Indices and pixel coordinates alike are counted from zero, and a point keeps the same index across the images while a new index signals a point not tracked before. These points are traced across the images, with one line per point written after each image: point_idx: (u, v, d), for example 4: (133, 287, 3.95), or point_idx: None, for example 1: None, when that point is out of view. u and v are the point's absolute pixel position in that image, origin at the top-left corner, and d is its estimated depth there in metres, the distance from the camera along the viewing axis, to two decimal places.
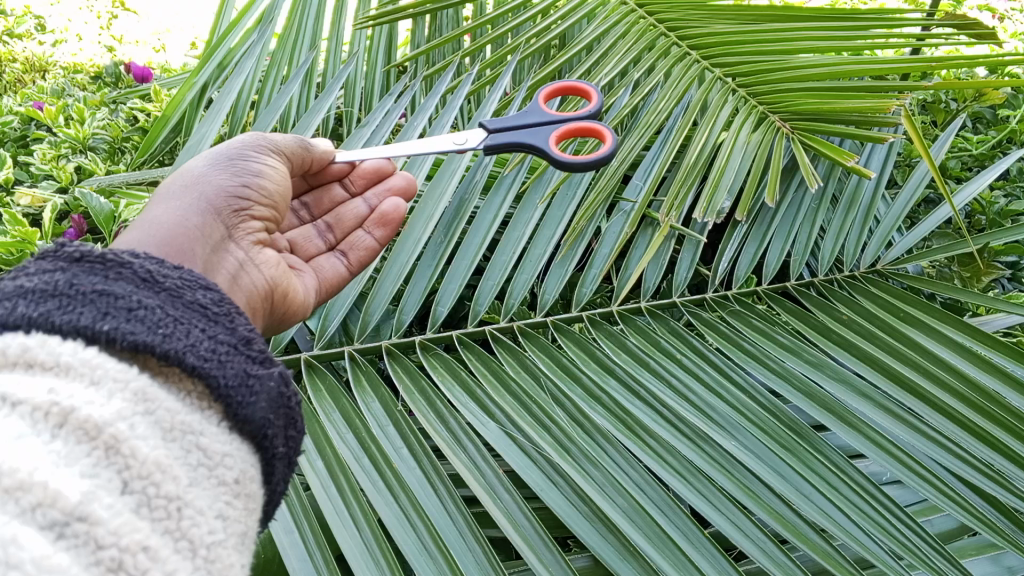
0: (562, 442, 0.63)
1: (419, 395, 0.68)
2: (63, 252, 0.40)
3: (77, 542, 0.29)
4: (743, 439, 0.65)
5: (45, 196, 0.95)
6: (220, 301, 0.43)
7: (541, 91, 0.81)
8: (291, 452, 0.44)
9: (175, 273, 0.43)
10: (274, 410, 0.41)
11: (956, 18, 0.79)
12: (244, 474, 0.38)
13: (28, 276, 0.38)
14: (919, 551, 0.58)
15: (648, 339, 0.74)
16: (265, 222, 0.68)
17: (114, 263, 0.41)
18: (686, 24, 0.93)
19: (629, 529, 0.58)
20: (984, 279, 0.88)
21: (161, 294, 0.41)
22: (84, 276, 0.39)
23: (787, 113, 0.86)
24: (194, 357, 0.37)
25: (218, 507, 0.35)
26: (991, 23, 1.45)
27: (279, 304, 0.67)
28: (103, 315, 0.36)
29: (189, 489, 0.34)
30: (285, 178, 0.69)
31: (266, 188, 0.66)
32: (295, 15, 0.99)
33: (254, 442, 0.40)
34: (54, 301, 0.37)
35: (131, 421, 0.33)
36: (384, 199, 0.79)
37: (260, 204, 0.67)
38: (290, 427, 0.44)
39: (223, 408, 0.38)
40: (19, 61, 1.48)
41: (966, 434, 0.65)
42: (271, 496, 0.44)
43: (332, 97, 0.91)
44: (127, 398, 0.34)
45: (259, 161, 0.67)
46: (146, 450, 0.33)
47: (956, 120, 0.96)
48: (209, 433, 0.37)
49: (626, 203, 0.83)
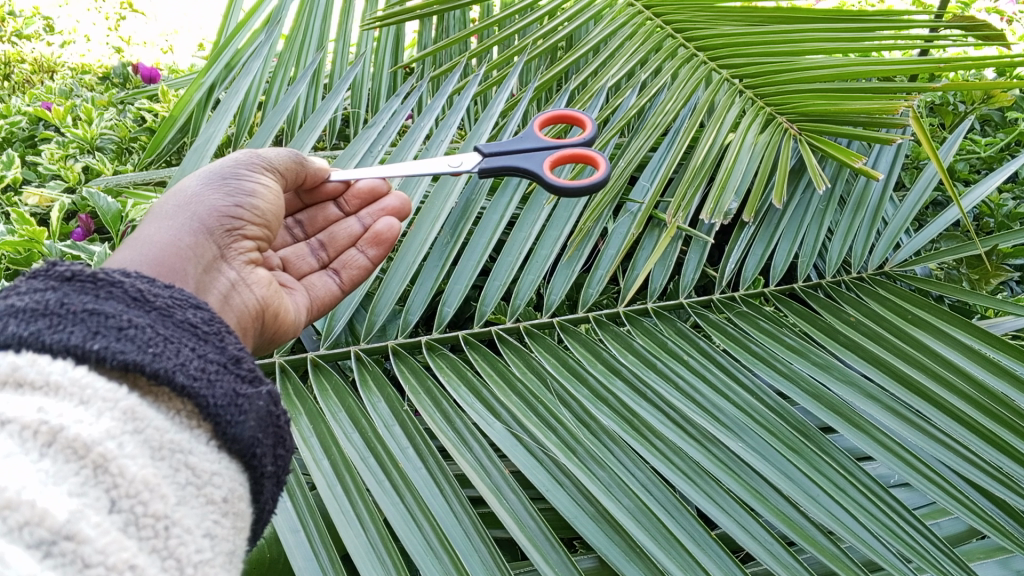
0: (568, 443, 0.63)
1: (424, 395, 0.68)
2: (54, 271, 0.40)
3: (64, 560, 0.29)
4: (751, 441, 0.64)
5: (53, 196, 0.96)
6: (211, 320, 0.43)
7: (535, 118, 0.81)
8: (280, 471, 0.44)
9: (166, 291, 0.43)
10: (263, 429, 0.41)
11: (965, 19, 0.78)
12: (232, 492, 0.38)
13: (19, 296, 0.38)
14: (928, 553, 0.57)
15: (655, 340, 0.74)
16: (257, 240, 0.67)
17: (105, 282, 0.41)
18: (692, 25, 0.92)
19: (636, 530, 0.58)
20: (993, 281, 0.87)
21: (152, 313, 0.40)
22: (76, 294, 0.39)
23: (794, 114, 0.86)
24: (184, 377, 0.37)
25: (206, 526, 0.35)
26: (1000, 24, 1.45)
27: (270, 323, 0.67)
28: (93, 334, 0.36)
29: (177, 508, 0.34)
30: (278, 197, 0.69)
31: (260, 208, 0.66)
32: (303, 15, 0.99)
33: (243, 461, 0.40)
34: (44, 320, 0.37)
35: (120, 439, 0.34)
36: (378, 219, 0.78)
37: (254, 223, 0.66)
38: (279, 445, 0.43)
39: (213, 427, 0.38)
40: (28, 62, 1.50)
41: (975, 436, 0.64)
42: (259, 514, 0.44)
43: (339, 97, 0.90)
44: (116, 417, 0.34)
45: (253, 180, 0.66)
46: (134, 469, 0.33)
47: (965, 121, 0.95)
48: (198, 452, 0.37)
49: (633, 204, 0.84)
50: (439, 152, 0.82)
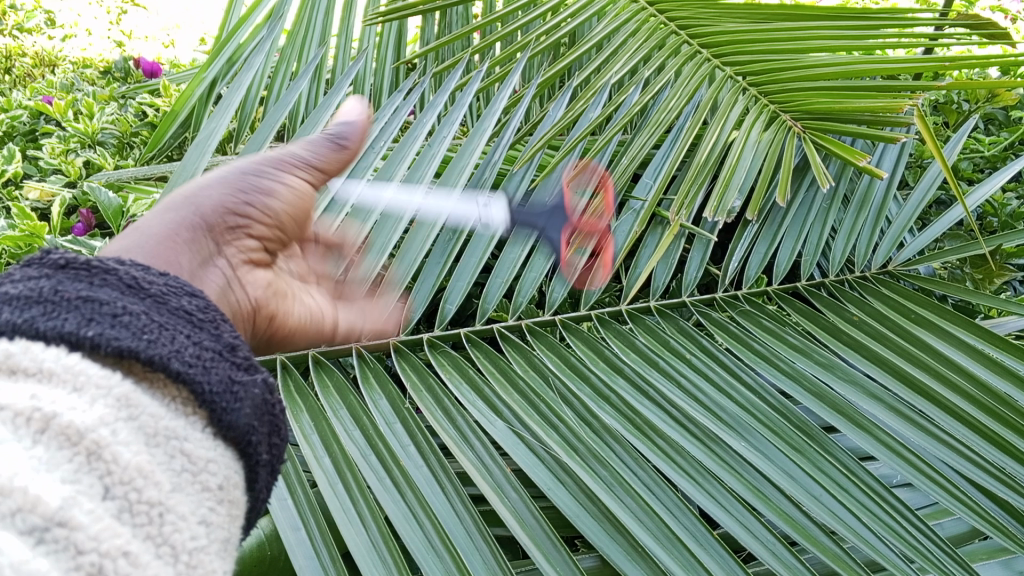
0: (569, 441, 0.63)
1: (425, 392, 0.68)
2: (48, 259, 0.39)
3: (56, 547, 0.29)
4: (754, 440, 0.64)
5: (53, 190, 0.96)
6: (206, 308, 0.42)
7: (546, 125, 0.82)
8: (275, 459, 0.43)
9: (161, 279, 0.42)
10: (258, 416, 0.41)
11: (970, 17, 0.77)
12: (227, 480, 0.38)
13: (11, 283, 0.37)
14: (930, 555, 0.57)
15: (658, 339, 0.74)
16: (264, 240, 0.62)
17: (99, 270, 0.40)
18: (696, 22, 0.91)
19: (639, 529, 0.57)
20: (996, 281, 0.87)
21: (147, 300, 0.40)
22: (70, 282, 0.38)
23: (799, 113, 0.86)
24: (180, 363, 0.37)
25: (202, 512, 0.35)
26: (1004, 23, 1.44)
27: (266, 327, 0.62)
28: (87, 321, 0.36)
29: (172, 495, 0.34)
30: (297, 197, 0.63)
31: (272, 208, 0.61)
32: (305, 10, 0.99)
33: (238, 448, 0.39)
34: (39, 307, 0.36)
35: (114, 426, 0.33)
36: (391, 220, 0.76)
37: (262, 223, 0.61)
38: (274, 434, 0.43)
39: (208, 415, 0.38)
40: (29, 56, 1.49)
41: (979, 437, 0.64)
42: (254, 503, 0.42)
43: (340, 94, 0.90)
44: (110, 404, 0.34)
45: (272, 178, 0.61)
46: (128, 456, 0.33)
47: (970, 120, 0.95)
48: (193, 439, 0.36)
49: (636, 202, 0.84)
50: (442, 145, 0.82)
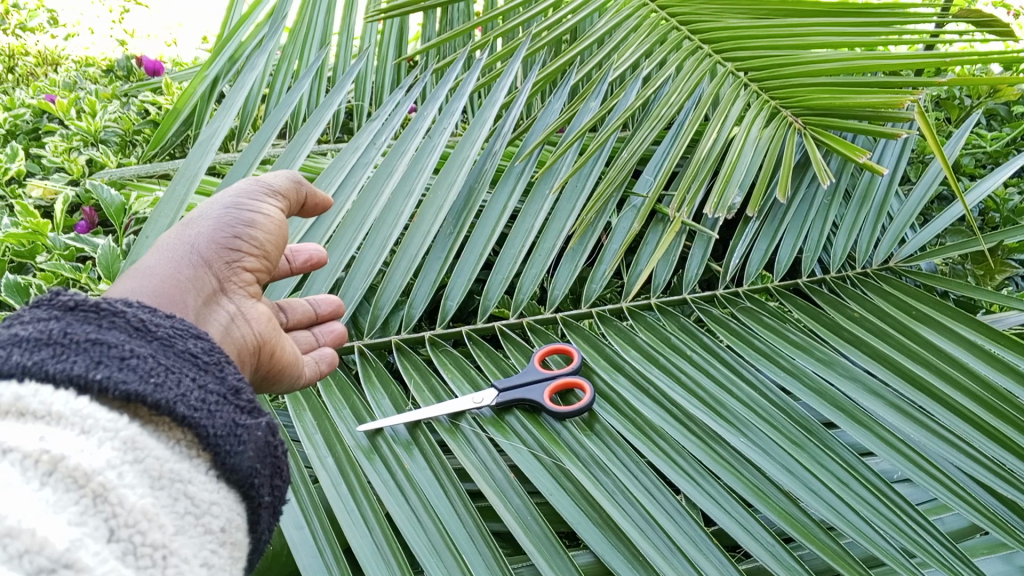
0: (573, 449, 0.63)
1: (428, 391, 0.69)
2: (58, 300, 0.40)
3: None
4: (755, 436, 0.64)
5: (57, 188, 0.97)
6: (211, 350, 0.42)
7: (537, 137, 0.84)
8: (277, 501, 0.43)
9: (167, 321, 0.42)
10: (261, 459, 0.41)
11: (972, 14, 0.77)
12: (230, 522, 0.38)
13: (22, 325, 0.38)
14: (930, 548, 0.57)
15: (658, 335, 0.74)
16: (258, 272, 0.61)
17: (108, 312, 0.40)
18: (697, 18, 0.92)
19: (640, 539, 0.57)
20: (997, 276, 0.87)
21: (153, 342, 0.40)
22: (79, 325, 0.38)
23: (799, 109, 0.86)
24: (185, 407, 0.37)
25: (203, 555, 0.36)
26: (1006, 19, 1.44)
27: (266, 360, 0.60)
28: (96, 363, 0.36)
29: (175, 537, 0.34)
30: (281, 226, 0.61)
31: (258, 239, 0.59)
32: (306, 9, 0.99)
33: (241, 491, 0.40)
34: (48, 350, 0.36)
35: (120, 469, 0.33)
36: (392, 225, 0.77)
37: (251, 255, 0.59)
38: (276, 476, 0.43)
39: (212, 456, 0.38)
40: (32, 55, 1.50)
41: (980, 434, 0.64)
42: (254, 544, 0.43)
43: (343, 93, 0.89)
44: (117, 447, 0.34)
45: (254, 210, 0.59)
46: (134, 499, 0.33)
47: (974, 115, 0.94)
48: (197, 481, 0.37)
49: (637, 198, 0.84)
50: (446, 136, 0.82)
